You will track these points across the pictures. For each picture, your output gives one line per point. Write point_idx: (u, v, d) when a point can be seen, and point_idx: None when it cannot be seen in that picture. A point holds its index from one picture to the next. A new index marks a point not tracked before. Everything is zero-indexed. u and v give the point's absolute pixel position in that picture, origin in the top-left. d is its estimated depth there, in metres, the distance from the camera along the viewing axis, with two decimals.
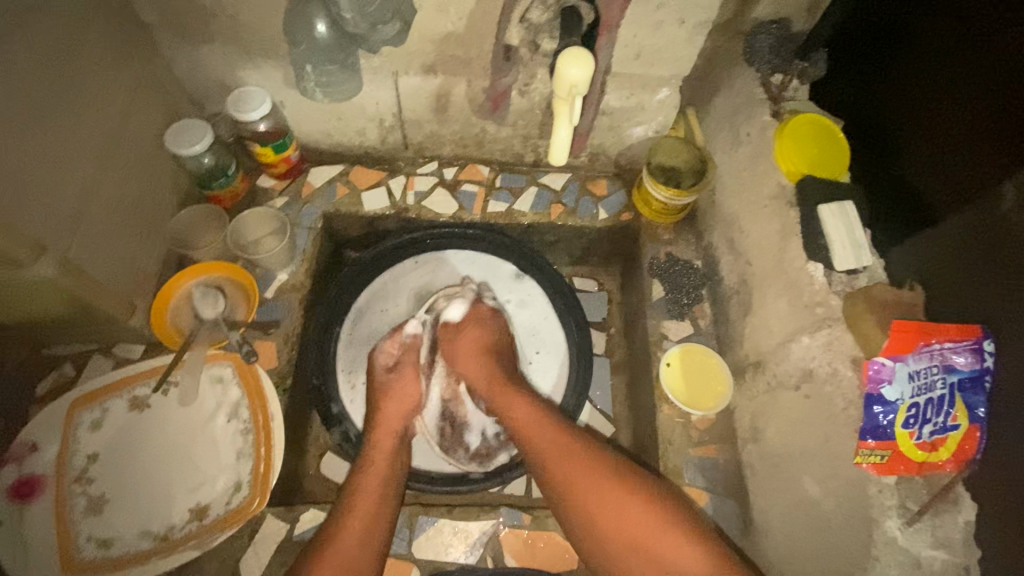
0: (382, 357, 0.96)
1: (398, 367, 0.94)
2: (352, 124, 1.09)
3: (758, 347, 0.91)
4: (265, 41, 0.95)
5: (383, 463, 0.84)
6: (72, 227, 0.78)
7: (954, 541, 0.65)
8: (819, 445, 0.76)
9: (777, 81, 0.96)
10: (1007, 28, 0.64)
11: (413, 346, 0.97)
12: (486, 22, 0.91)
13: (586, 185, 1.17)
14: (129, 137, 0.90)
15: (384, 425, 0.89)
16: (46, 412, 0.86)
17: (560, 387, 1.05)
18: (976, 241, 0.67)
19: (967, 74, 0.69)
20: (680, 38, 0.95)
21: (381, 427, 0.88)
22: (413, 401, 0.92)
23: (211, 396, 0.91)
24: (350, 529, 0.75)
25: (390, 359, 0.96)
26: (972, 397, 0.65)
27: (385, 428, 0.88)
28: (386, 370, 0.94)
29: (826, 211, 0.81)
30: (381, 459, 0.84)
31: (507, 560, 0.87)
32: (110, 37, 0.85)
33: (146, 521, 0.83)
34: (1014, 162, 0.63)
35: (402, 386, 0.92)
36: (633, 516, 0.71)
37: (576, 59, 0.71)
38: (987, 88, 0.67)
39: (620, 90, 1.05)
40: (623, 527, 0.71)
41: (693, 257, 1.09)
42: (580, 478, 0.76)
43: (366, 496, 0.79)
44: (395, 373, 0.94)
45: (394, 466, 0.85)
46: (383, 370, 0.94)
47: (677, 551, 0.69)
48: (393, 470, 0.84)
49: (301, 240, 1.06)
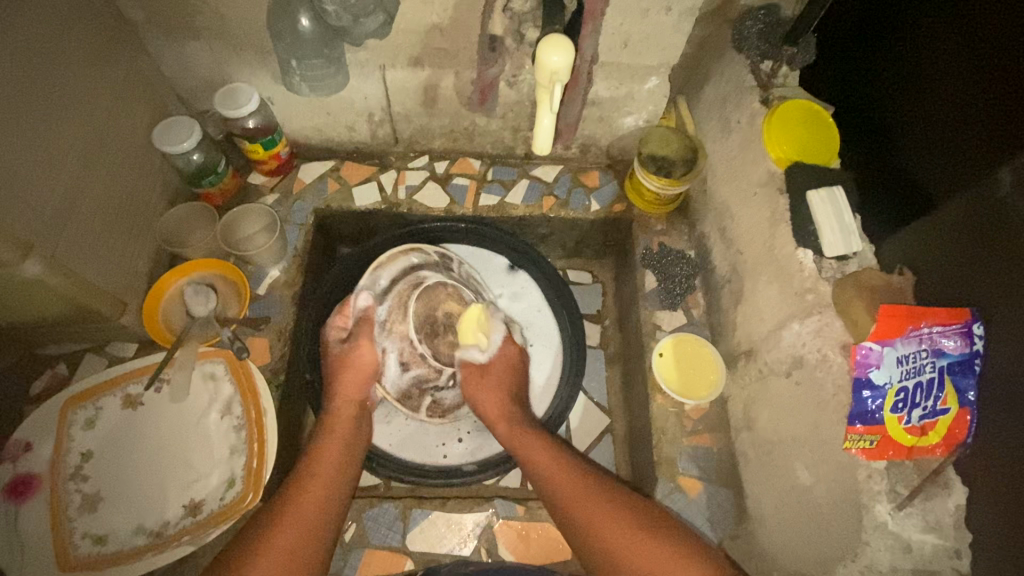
0: (334, 332, 0.91)
1: (352, 337, 0.88)
2: (341, 119, 1.09)
3: (750, 335, 0.91)
4: (250, 37, 0.94)
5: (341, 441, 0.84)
6: (59, 225, 0.78)
7: (945, 524, 0.66)
8: (810, 432, 0.76)
9: (766, 68, 0.96)
10: (1006, 17, 0.62)
11: (365, 318, 0.88)
12: (471, 13, 0.90)
13: (578, 177, 1.16)
14: (115, 135, 0.90)
15: (341, 399, 0.87)
16: (39, 411, 0.86)
17: (554, 377, 1.06)
18: (969, 226, 0.66)
19: (961, 66, 0.68)
20: (667, 26, 0.94)
21: (337, 397, 0.87)
22: (369, 371, 0.88)
23: (203, 393, 0.91)
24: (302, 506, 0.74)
25: (343, 332, 0.91)
26: (961, 380, 0.65)
27: (344, 399, 0.87)
28: (340, 342, 0.90)
29: (814, 197, 0.81)
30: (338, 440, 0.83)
31: (500, 551, 0.87)
32: (94, 35, 0.85)
33: (140, 518, 0.84)
34: (1008, 146, 0.62)
35: (360, 356, 0.87)
36: (609, 519, 0.75)
37: (558, 47, 0.71)
38: (982, 79, 0.65)
39: (609, 80, 1.04)
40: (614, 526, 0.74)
41: (685, 247, 1.09)
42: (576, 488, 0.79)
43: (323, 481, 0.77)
44: (349, 345, 0.88)
45: (350, 448, 0.84)
46: (338, 342, 0.90)
47: (651, 546, 0.71)
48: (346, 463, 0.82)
49: (292, 236, 1.06)
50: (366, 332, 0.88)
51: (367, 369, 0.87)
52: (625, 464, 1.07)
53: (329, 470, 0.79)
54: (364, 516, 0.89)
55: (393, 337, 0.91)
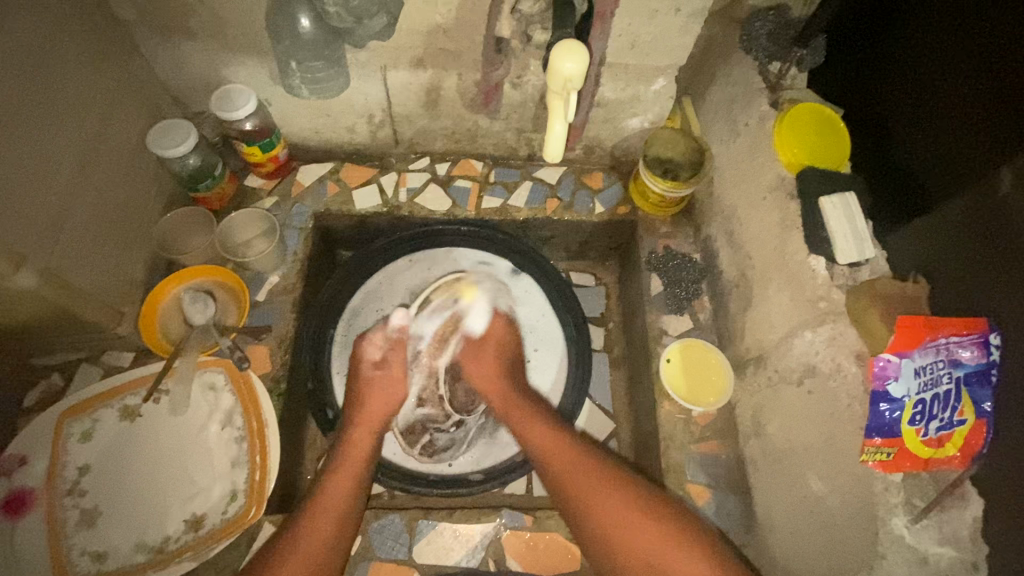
0: (371, 350, 0.94)
1: (387, 364, 0.93)
2: (341, 121, 1.07)
3: (759, 341, 0.90)
4: (247, 37, 0.91)
5: (355, 463, 0.82)
6: (53, 234, 0.76)
7: (962, 537, 0.65)
8: (823, 442, 0.75)
9: (773, 70, 0.94)
10: (1006, 20, 0.63)
11: (399, 339, 0.96)
12: (476, 14, 0.88)
13: (582, 179, 1.15)
14: (109, 140, 0.87)
15: (366, 417, 0.88)
16: (34, 425, 0.84)
17: (559, 383, 1.04)
18: (975, 230, 0.66)
19: (960, 68, 0.69)
20: (676, 27, 0.92)
21: (362, 421, 0.87)
22: (396, 400, 0.91)
23: (203, 404, 0.89)
24: (314, 531, 0.74)
25: (376, 354, 0.94)
26: (978, 391, 0.64)
27: (367, 423, 0.87)
28: (372, 366, 0.93)
29: (828, 202, 0.79)
30: (353, 466, 0.82)
31: (508, 563, 0.86)
32: (86, 36, 0.82)
33: (140, 534, 0.82)
34: (1013, 148, 0.62)
35: (393, 379, 0.92)
36: (609, 493, 0.76)
37: (571, 53, 0.69)
38: (979, 82, 0.66)
39: (615, 81, 1.02)
40: (619, 518, 0.73)
41: (690, 250, 1.08)
42: (574, 471, 0.79)
43: (326, 513, 0.76)
44: (383, 372, 0.92)
45: (364, 473, 0.82)
46: (369, 364, 0.93)
47: (679, 556, 0.69)
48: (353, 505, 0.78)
49: (292, 241, 1.04)
50: (398, 359, 0.94)
51: (393, 397, 0.91)
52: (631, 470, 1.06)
53: (338, 499, 0.78)
54: (369, 528, 0.87)
55: (421, 370, 1.01)
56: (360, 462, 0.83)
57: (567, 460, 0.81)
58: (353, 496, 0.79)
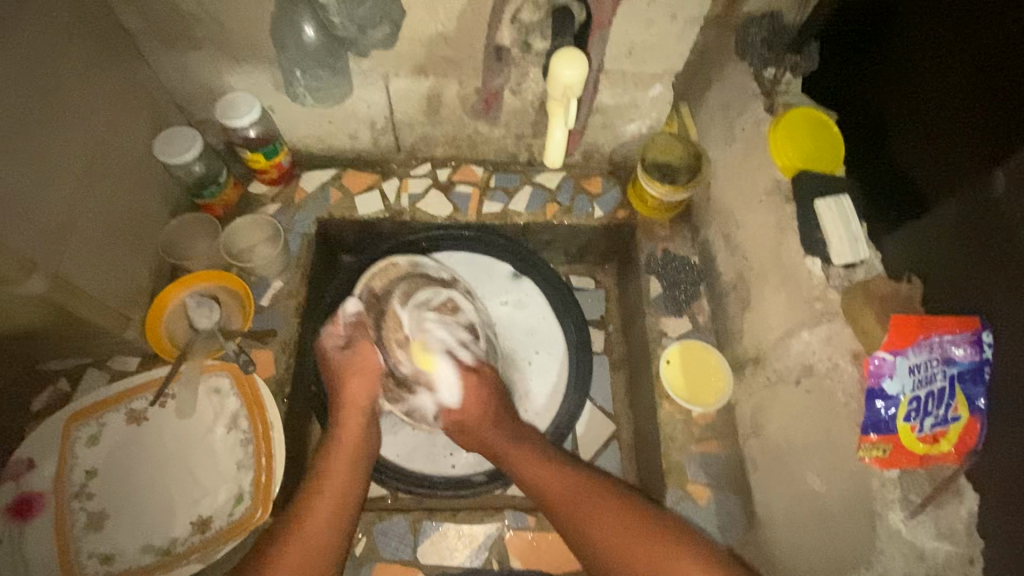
0: (331, 340, 0.92)
1: (352, 344, 0.91)
2: (344, 128, 1.08)
3: (757, 341, 0.91)
4: (252, 46, 0.93)
5: (348, 450, 0.84)
6: (62, 241, 0.77)
7: (958, 531, 0.66)
8: (821, 440, 0.77)
9: (769, 75, 0.95)
10: (994, 29, 0.65)
11: (359, 323, 0.93)
12: (476, 23, 0.90)
13: (580, 183, 1.16)
14: (117, 147, 0.89)
15: (351, 403, 0.88)
16: (42, 429, 0.85)
17: (560, 385, 1.06)
18: (966, 232, 0.68)
19: (950, 75, 0.71)
20: (672, 35, 0.95)
21: (347, 406, 0.88)
22: (376, 370, 0.90)
23: (208, 409, 0.90)
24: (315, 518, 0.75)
25: (340, 340, 0.92)
26: (971, 388, 0.65)
27: (353, 405, 0.88)
28: (339, 350, 0.91)
29: (823, 204, 0.82)
30: (347, 455, 0.83)
31: (513, 563, 0.88)
32: (94, 47, 0.83)
33: (147, 536, 0.83)
34: (1002, 152, 0.64)
35: (364, 358, 0.90)
36: (615, 517, 0.75)
37: (571, 61, 0.70)
38: (969, 88, 0.68)
39: (613, 88, 1.04)
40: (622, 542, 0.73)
41: (689, 252, 1.09)
42: (572, 493, 0.79)
43: (326, 500, 0.77)
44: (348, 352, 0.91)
45: (359, 462, 0.84)
46: (337, 349, 0.91)
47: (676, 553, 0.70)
48: (347, 496, 0.79)
49: (294, 246, 1.05)
50: (363, 336, 0.91)
51: (370, 372, 0.89)
52: (632, 471, 1.07)
53: (336, 488, 0.79)
54: (374, 529, 0.89)
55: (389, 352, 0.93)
56: (353, 451, 0.84)
57: (567, 485, 0.80)
58: (353, 482, 0.81)
